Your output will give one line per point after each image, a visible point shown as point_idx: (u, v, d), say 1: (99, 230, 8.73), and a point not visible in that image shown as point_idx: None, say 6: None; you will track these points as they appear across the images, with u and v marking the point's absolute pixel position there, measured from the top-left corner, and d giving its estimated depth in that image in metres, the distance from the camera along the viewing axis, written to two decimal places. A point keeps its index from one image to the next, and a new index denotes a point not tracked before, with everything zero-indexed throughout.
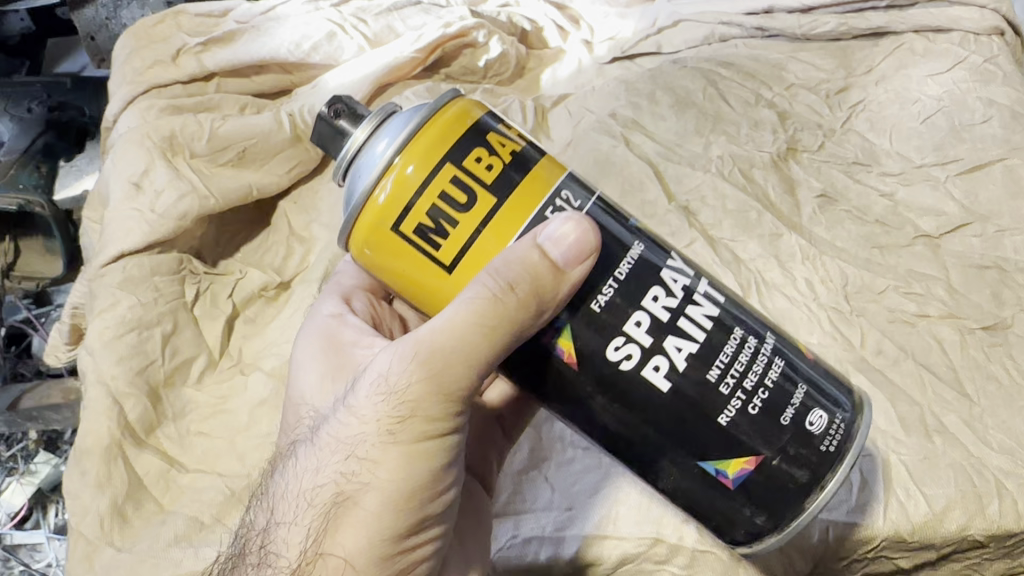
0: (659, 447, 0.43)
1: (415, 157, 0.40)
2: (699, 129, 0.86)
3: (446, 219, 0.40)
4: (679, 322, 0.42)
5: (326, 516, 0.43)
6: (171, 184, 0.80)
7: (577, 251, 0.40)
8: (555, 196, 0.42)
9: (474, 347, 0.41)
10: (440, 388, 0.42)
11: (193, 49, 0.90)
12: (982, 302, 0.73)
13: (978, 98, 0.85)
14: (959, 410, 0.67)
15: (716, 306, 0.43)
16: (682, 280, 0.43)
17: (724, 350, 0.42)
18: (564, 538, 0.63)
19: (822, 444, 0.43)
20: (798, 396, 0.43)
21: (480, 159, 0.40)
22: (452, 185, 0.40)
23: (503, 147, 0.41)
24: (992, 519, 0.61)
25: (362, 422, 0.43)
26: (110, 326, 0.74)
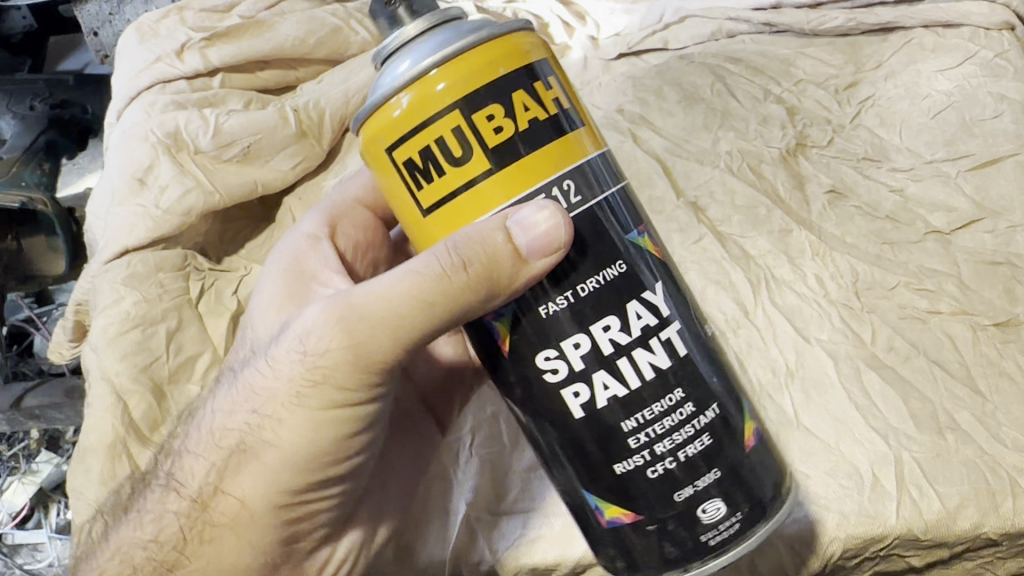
0: (565, 454, 0.44)
1: (440, 86, 0.39)
2: (707, 124, 0.85)
3: (436, 164, 0.40)
4: (621, 360, 0.42)
5: (230, 456, 0.49)
6: (176, 180, 0.80)
7: (542, 243, 0.39)
8: (555, 184, 0.40)
9: (402, 317, 0.44)
10: (356, 362, 0.45)
11: (197, 44, 0.88)
12: (994, 298, 0.72)
13: (989, 93, 0.84)
14: (971, 407, 0.66)
15: (669, 359, 0.43)
16: (645, 319, 0.42)
17: (653, 407, 0.42)
18: (572, 537, 0.61)
19: (704, 533, 0.44)
20: (705, 480, 0.43)
21: (493, 117, 0.39)
22: (455, 133, 0.39)
23: (523, 114, 0.40)
24: (1006, 517, 0.60)
25: (277, 377, 0.47)
26: (114, 322, 0.74)
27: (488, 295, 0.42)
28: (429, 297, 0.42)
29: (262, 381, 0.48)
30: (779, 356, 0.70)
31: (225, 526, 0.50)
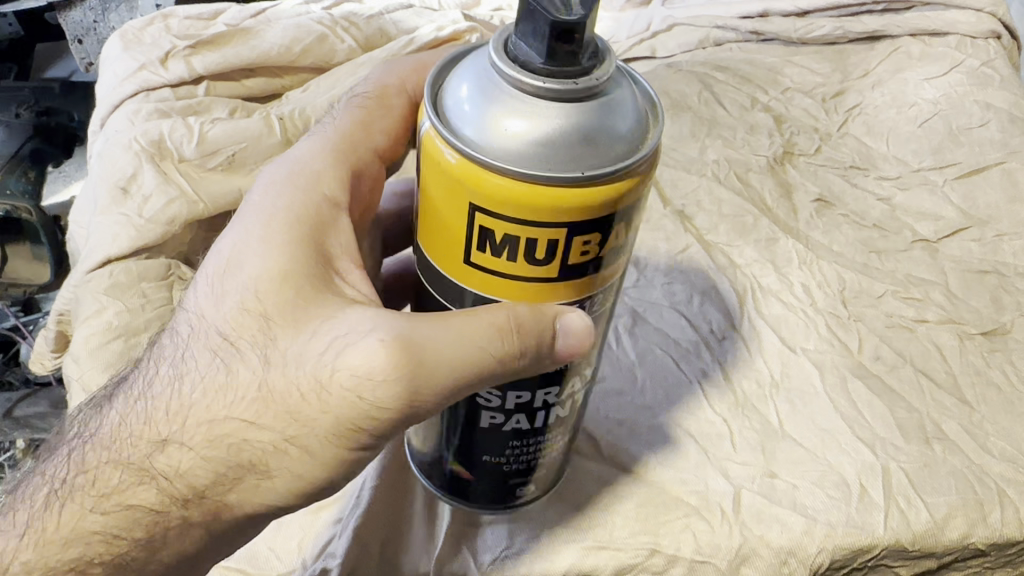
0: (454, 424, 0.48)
1: (562, 207, 0.35)
2: (695, 133, 0.85)
3: (509, 250, 0.37)
4: (539, 411, 0.47)
5: (231, 472, 0.42)
6: (160, 189, 0.80)
7: (574, 351, 0.41)
8: (587, 295, 0.41)
9: (449, 371, 0.39)
10: (405, 414, 0.40)
11: (182, 52, 0.88)
12: (982, 307, 0.72)
13: (976, 102, 0.85)
14: (958, 416, 0.66)
15: (565, 410, 0.48)
16: (571, 388, 0.47)
17: (533, 435, 0.48)
18: (557, 548, 0.61)
19: (516, 500, 0.54)
20: (534, 473, 0.52)
21: (588, 241, 0.37)
22: (546, 243, 0.37)
23: (609, 238, 0.38)
24: (994, 528, 0.61)
25: (320, 411, 0.40)
26: (97, 332, 0.73)
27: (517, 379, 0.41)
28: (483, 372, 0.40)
29: (296, 409, 0.40)
30: (766, 367, 0.70)
31: (200, 527, 0.44)
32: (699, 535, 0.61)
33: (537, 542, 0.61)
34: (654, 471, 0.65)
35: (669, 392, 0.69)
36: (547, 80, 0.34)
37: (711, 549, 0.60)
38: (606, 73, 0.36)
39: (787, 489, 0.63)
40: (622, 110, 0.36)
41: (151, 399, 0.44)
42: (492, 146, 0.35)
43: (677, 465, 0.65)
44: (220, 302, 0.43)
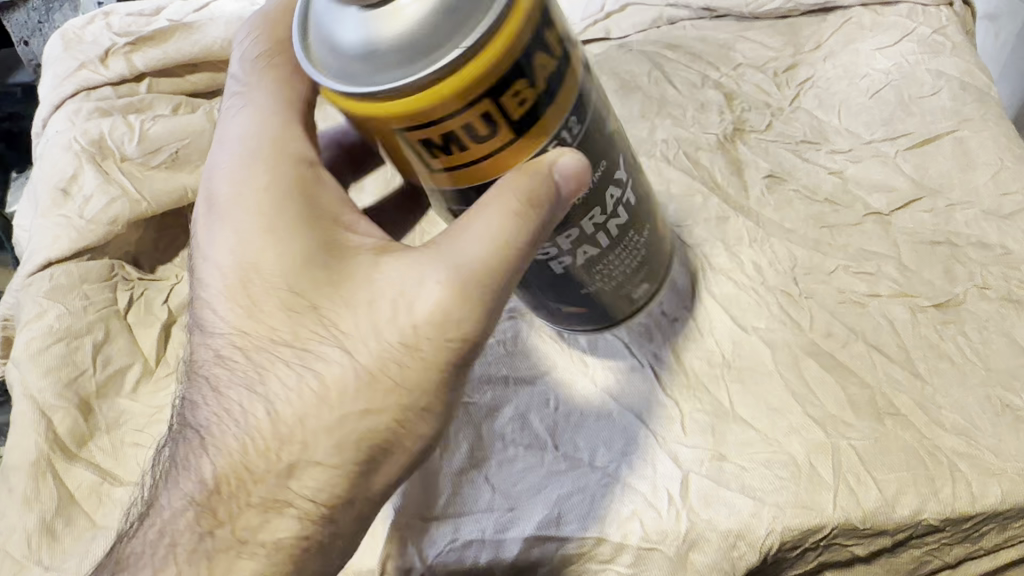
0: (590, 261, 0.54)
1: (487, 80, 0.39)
2: (644, 113, 0.83)
3: (454, 139, 0.41)
4: (597, 233, 0.52)
5: (367, 461, 0.48)
6: (102, 189, 0.79)
7: (573, 184, 0.46)
8: (559, 131, 0.45)
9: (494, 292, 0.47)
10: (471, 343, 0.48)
11: (122, 49, 0.87)
12: (934, 278, 0.71)
13: (927, 70, 0.83)
14: (910, 391, 0.65)
15: (625, 216, 0.53)
16: (613, 192, 0.51)
17: (615, 251, 0.55)
18: (504, 540, 0.60)
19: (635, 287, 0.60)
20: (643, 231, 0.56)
21: (519, 95, 0.41)
22: (479, 121, 0.41)
23: (534, 83, 0.41)
24: (946, 502, 0.59)
25: (403, 373, 0.47)
26: (38, 336, 0.72)
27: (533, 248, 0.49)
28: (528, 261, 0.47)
29: (399, 374, 0.47)
30: (717, 347, 0.68)
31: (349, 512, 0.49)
32: (644, 522, 0.60)
33: (484, 533, 0.60)
34: (602, 459, 0.63)
35: (621, 377, 0.67)
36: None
37: (657, 536, 0.59)
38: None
39: (735, 471, 0.61)
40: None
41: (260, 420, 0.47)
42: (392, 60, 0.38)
43: (624, 451, 0.63)
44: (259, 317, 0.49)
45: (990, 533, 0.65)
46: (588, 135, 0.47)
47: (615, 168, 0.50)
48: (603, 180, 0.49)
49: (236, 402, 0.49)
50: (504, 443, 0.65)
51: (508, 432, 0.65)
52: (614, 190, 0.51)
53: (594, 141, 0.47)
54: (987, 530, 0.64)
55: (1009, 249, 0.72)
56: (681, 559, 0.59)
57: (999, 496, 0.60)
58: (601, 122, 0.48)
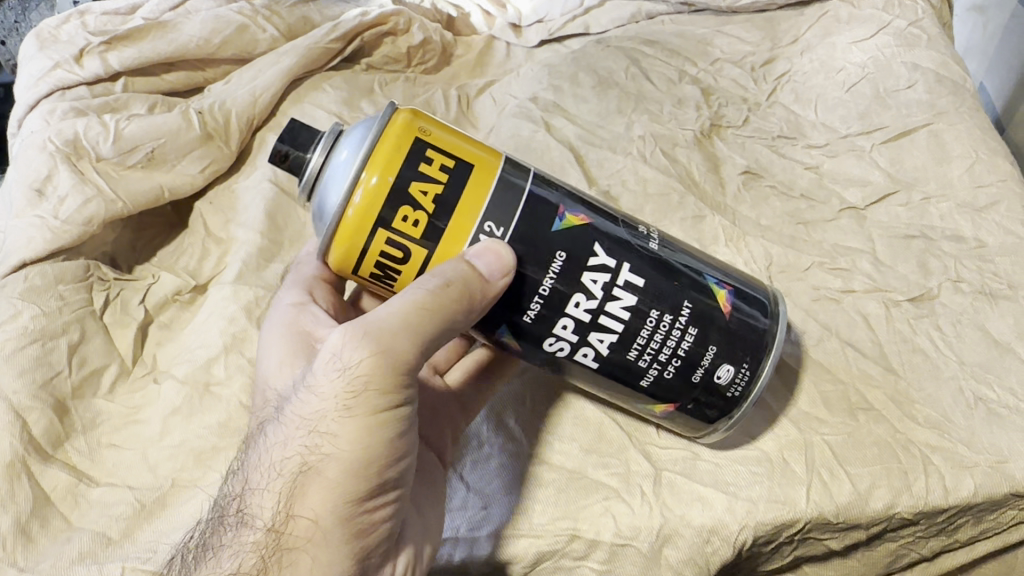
0: (619, 362, 0.50)
1: (374, 167, 0.45)
2: (621, 109, 0.83)
3: (388, 268, 0.47)
4: (601, 320, 0.49)
5: (292, 484, 0.46)
6: (76, 189, 0.78)
7: (497, 267, 0.46)
8: (480, 230, 0.46)
9: (420, 326, 0.46)
10: (387, 369, 0.46)
11: (96, 48, 0.86)
12: (909, 272, 0.71)
13: (903, 64, 0.83)
14: (884, 386, 0.65)
15: (635, 295, 0.49)
16: (603, 279, 0.48)
17: (642, 332, 0.49)
18: (478, 538, 0.60)
19: (727, 390, 0.52)
20: (683, 311, 0.50)
21: (408, 216, 0.45)
22: (389, 245, 0.46)
23: (424, 194, 0.45)
24: (918, 496, 0.59)
25: (322, 399, 0.47)
26: (10, 338, 0.71)
27: (468, 313, 0.47)
28: (431, 305, 0.46)
29: (311, 409, 0.47)
30: None
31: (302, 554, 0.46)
32: (619, 518, 0.60)
33: (459, 531, 0.61)
34: (577, 456, 0.63)
35: None
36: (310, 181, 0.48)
37: (631, 532, 0.59)
38: (331, 139, 0.48)
39: (708, 467, 0.61)
40: (367, 126, 0.47)
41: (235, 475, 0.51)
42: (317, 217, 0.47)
43: (596, 446, 0.64)
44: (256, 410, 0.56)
45: (965, 526, 0.65)
46: (526, 228, 0.47)
47: (584, 252, 0.48)
48: (567, 268, 0.48)
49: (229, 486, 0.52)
50: (479, 442, 0.65)
51: (484, 431, 0.65)
52: (597, 273, 0.48)
53: (536, 234, 0.47)
54: (961, 523, 0.65)
55: (983, 243, 0.71)
56: (654, 555, 0.59)
57: (973, 488, 0.59)
58: (545, 213, 0.47)
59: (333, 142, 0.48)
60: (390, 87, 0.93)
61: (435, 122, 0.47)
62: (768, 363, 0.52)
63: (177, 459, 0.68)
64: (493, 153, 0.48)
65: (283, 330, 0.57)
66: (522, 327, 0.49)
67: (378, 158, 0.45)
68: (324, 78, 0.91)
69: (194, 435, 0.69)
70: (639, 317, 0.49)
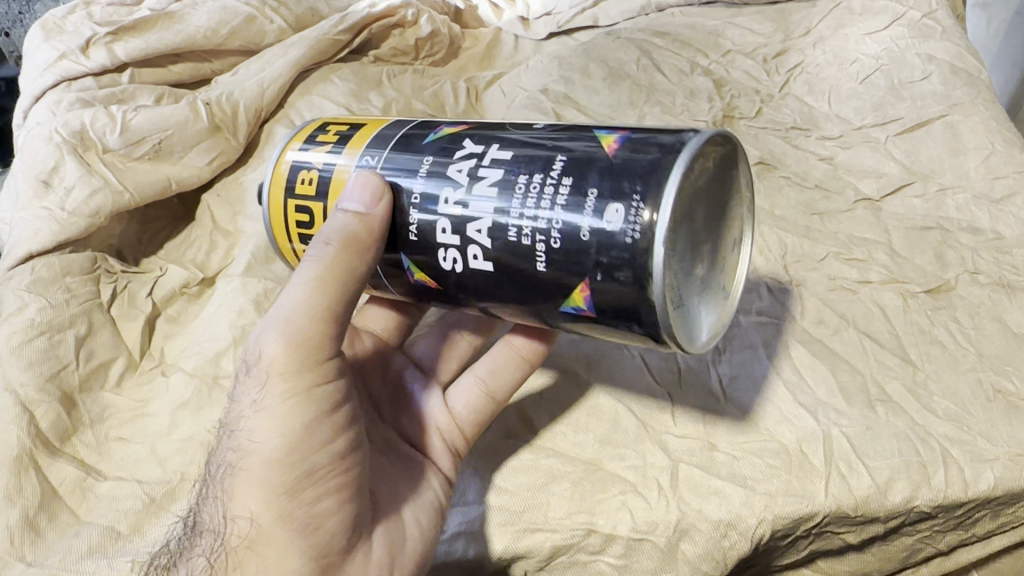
0: (521, 271, 0.44)
1: (284, 154, 0.53)
2: (633, 101, 0.82)
3: (309, 238, 0.52)
4: (471, 206, 0.45)
5: (226, 489, 0.47)
6: (83, 181, 0.77)
7: (368, 194, 0.47)
8: (359, 163, 0.50)
9: (318, 300, 0.48)
10: (291, 350, 0.47)
11: (102, 39, 0.85)
12: (926, 264, 0.70)
13: (917, 55, 0.83)
14: (902, 376, 0.64)
15: (501, 168, 0.45)
16: (467, 164, 0.46)
17: (513, 204, 0.44)
18: (493, 532, 0.59)
19: (624, 236, 0.40)
20: (554, 166, 0.44)
21: (307, 179, 0.52)
22: (300, 212, 0.52)
23: (317, 156, 0.52)
24: (937, 489, 0.59)
25: (239, 401, 0.48)
26: (18, 330, 0.70)
27: (364, 260, 0.48)
28: (322, 272, 0.47)
29: (235, 413, 0.48)
30: None
31: (247, 553, 0.46)
32: (635, 512, 0.59)
33: (473, 525, 0.59)
34: (591, 449, 0.63)
35: (609, 368, 0.67)
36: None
37: (648, 526, 0.58)
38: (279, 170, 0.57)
39: (726, 460, 0.60)
40: None
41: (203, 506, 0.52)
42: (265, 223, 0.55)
43: (610, 437, 0.63)
44: None
45: (983, 520, 0.65)
46: (397, 152, 0.50)
47: (451, 150, 0.48)
48: (434, 166, 0.48)
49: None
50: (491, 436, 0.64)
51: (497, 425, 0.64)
52: (462, 162, 0.47)
53: (405, 147, 0.49)
54: (980, 517, 0.64)
55: (1000, 235, 0.72)
56: (670, 549, 0.58)
57: (993, 481, 0.59)
58: (421, 134, 0.50)
59: None
60: (398, 78, 0.92)
61: (345, 119, 0.55)
62: (667, 187, 0.40)
63: (187, 453, 0.68)
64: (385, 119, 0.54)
65: None
66: (417, 246, 0.48)
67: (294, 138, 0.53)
68: (332, 70, 0.90)
69: (203, 428, 0.69)
70: (507, 190, 0.44)
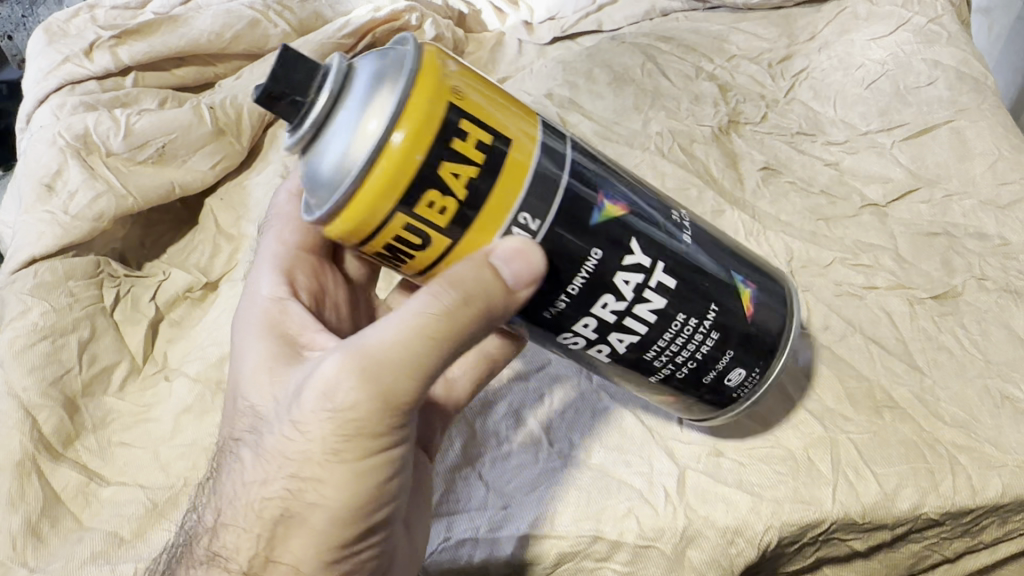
0: (628, 361, 0.47)
1: (408, 130, 0.36)
2: (638, 105, 0.82)
3: (398, 251, 0.40)
4: (624, 321, 0.44)
5: (272, 529, 0.43)
6: (86, 185, 0.77)
7: (527, 274, 0.40)
8: (515, 218, 0.40)
9: (425, 355, 0.41)
10: (383, 408, 0.41)
11: (106, 42, 0.85)
12: (932, 270, 0.70)
13: (922, 60, 0.83)
14: (909, 383, 0.64)
15: (664, 297, 0.44)
16: (635, 280, 0.43)
17: (663, 335, 0.46)
18: (499, 538, 0.59)
19: (735, 391, 0.50)
20: (711, 314, 0.46)
21: (434, 203, 0.38)
22: (406, 231, 0.39)
23: (456, 177, 0.38)
24: (945, 496, 0.58)
25: (306, 441, 0.42)
26: (21, 335, 0.69)
27: (483, 324, 0.42)
28: (442, 332, 0.41)
29: (293, 448, 0.42)
30: None
31: None
32: (641, 519, 0.59)
33: (478, 532, 0.59)
34: (597, 455, 0.63)
35: None
36: (308, 113, 0.38)
37: (654, 533, 0.58)
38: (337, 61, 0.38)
39: (732, 467, 0.60)
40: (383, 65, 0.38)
41: (213, 488, 0.47)
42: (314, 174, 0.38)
43: (619, 447, 0.63)
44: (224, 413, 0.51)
45: (991, 527, 0.64)
46: (564, 220, 0.41)
47: (620, 251, 0.42)
48: (601, 267, 0.42)
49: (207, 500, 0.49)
50: (498, 441, 0.64)
51: (502, 429, 0.65)
52: (630, 273, 0.43)
53: (578, 234, 0.41)
54: (987, 524, 0.64)
55: (1007, 241, 0.71)
56: (677, 557, 0.58)
57: (1000, 488, 0.58)
58: (585, 202, 0.41)
59: (338, 78, 0.38)
60: None
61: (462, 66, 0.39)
62: (780, 364, 0.51)
63: (190, 458, 0.67)
64: (530, 126, 0.40)
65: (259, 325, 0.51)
66: (540, 323, 0.44)
67: (409, 111, 0.36)
68: None
69: (207, 433, 0.69)
70: (657, 314, 0.45)
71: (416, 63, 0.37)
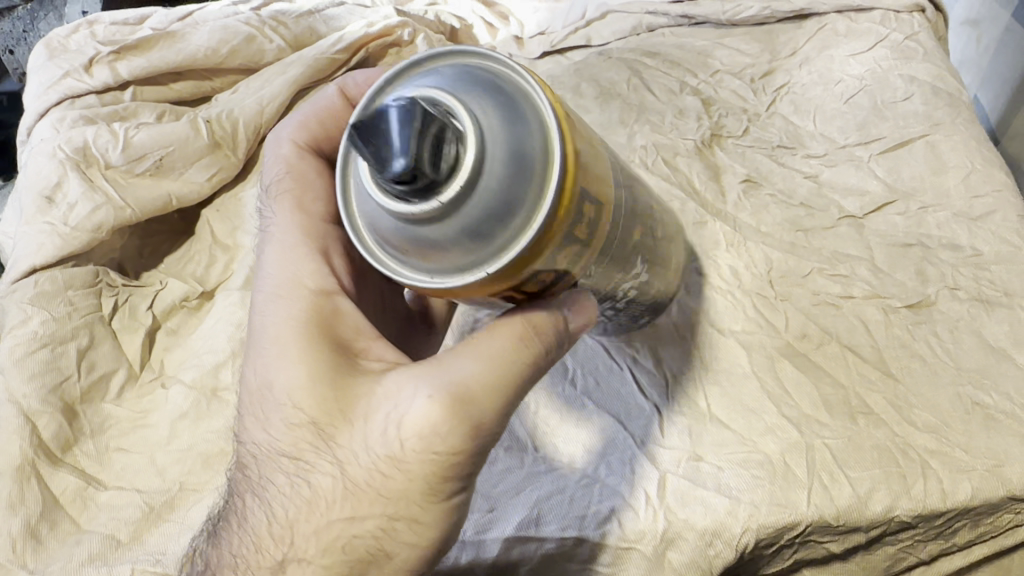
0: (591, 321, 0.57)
1: (551, 235, 0.38)
2: (623, 119, 0.85)
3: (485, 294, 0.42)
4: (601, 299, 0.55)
5: (363, 565, 0.46)
6: (85, 197, 0.79)
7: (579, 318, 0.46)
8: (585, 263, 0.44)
9: (511, 398, 0.45)
10: (477, 451, 0.44)
11: (106, 58, 0.87)
12: (907, 280, 0.72)
13: (899, 76, 0.85)
14: (882, 390, 0.66)
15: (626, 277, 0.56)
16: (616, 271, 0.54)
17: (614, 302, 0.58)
18: (485, 541, 0.61)
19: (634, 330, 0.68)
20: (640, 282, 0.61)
21: (542, 273, 0.41)
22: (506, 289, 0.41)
23: (565, 252, 0.41)
24: (917, 499, 0.60)
25: (406, 484, 0.44)
26: (22, 343, 0.71)
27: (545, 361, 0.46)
28: (525, 380, 0.45)
29: (388, 488, 0.44)
30: (694, 350, 0.69)
31: None
32: (623, 522, 0.61)
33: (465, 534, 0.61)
34: (580, 461, 0.66)
35: (598, 380, 0.69)
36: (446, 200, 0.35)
37: (635, 535, 0.60)
38: (486, 145, 0.35)
39: (712, 471, 0.62)
40: (530, 157, 0.36)
41: (277, 517, 0.47)
42: (429, 248, 0.37)
43: (603, 453, 0.65)
44: (265, 425, 0.48)
45: (963, 530, 0.66)
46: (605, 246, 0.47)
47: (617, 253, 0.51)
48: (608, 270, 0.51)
49: (252, 509, 0.49)
50: None
51: None
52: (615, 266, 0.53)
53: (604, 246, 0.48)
54: (959, 527, 0.66)
55: (979, 252, 0.73)
56: (657, 559, 0.60)
57: (970, 492, 0.60)
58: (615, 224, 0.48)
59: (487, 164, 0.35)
60: None
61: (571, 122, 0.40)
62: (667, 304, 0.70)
63: (185, 462, 0.70)
64: (602, 174, 0.44)
65: (304, 328, 0.48)
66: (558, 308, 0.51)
67: (557, 215, 0.38)
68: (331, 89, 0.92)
69: (202, 438, 0.71)
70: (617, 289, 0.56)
71: (565, 167, 0.37)
